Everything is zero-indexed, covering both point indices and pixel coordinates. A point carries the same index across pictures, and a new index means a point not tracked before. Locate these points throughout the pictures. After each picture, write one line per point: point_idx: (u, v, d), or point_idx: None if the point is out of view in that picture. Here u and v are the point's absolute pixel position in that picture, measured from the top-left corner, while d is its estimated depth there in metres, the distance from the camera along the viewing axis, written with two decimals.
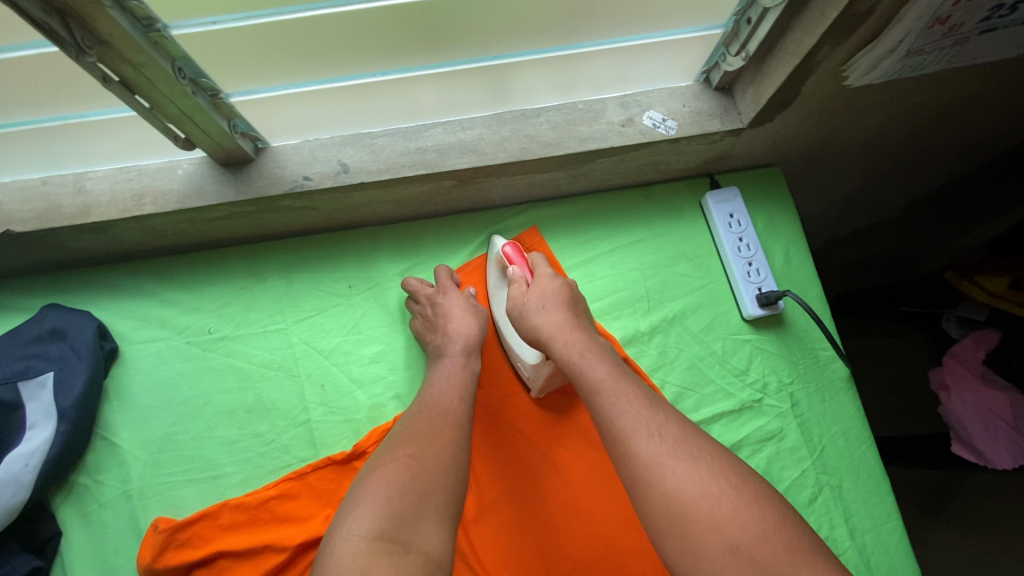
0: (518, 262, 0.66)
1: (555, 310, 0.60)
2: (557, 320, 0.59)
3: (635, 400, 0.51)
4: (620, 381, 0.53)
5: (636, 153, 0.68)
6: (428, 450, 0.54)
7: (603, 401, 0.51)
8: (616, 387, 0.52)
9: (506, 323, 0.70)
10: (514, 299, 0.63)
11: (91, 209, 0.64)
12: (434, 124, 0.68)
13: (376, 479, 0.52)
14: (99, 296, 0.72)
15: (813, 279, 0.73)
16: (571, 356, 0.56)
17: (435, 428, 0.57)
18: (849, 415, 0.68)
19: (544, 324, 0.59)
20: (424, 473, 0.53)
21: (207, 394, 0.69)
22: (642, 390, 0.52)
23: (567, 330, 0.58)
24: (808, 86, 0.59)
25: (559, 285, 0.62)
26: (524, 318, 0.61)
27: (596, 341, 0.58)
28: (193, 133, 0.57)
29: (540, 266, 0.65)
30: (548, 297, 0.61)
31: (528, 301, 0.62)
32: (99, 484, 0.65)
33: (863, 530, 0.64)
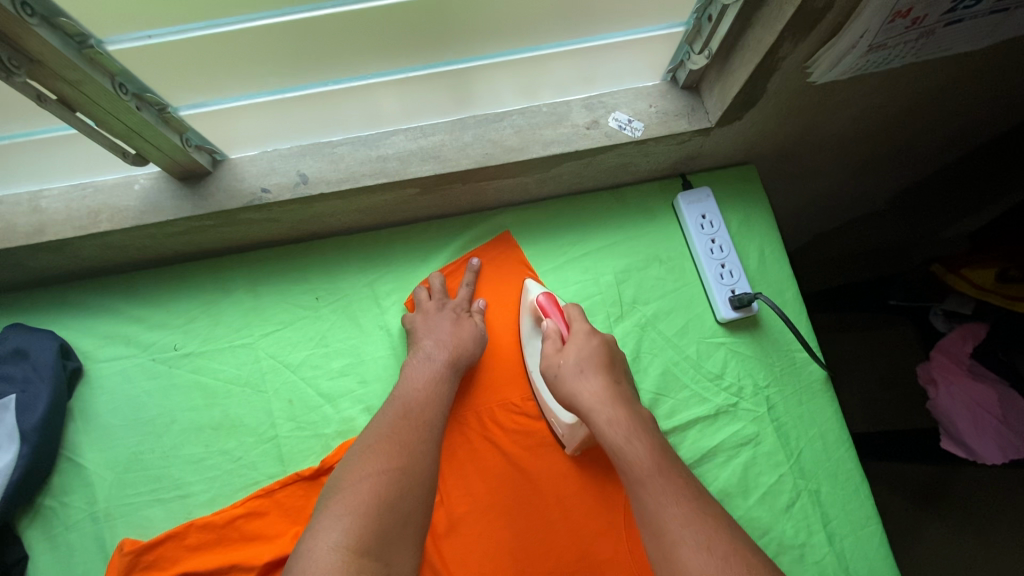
0: (553, 315, 0.64)
1: (594, 376, 0.57)
2: (596, 390, 0.56)
3: (674, 503, 0.48)
4: (665, 471, 0.50)
5: (603, 156, 0.66)
6: (414, 466, 0.53)
7: (648, 494, 0.49)
8: (661, 479, 0.49)
9: (540, 379, 0.66)
10: (548, 358, 0.61)
11: (46, 227, 0.63)
12: (396, 131, 0.66)
13: (362, 489, 0.50)
14: (62, 314, 0.71)
15: (788, 279, 0.71)
16: (616, 437, 0.53)
17: (420, 440, 0.56)
18: (827, 419, 0.66)
19: (581, 391, 0.56)
20: (408, 491, 0.52)
21: (174, 412, 0.68)
22: (686, 482, 0.50)
23: (607, 403, 0.55)
24: (773, 83, 0.57)
25: (597, 347, 0.60)
26: (561, 382, 0.58)
27: (637, 416, 0.55)
28: (143, 150, 0.56)
29: (578, 322, 0.63)
30: (585, 360, 0.59)
31: (564, 364, 0.59)
32: (65, 506, 0.64)
33: (842, 535, 0.63)
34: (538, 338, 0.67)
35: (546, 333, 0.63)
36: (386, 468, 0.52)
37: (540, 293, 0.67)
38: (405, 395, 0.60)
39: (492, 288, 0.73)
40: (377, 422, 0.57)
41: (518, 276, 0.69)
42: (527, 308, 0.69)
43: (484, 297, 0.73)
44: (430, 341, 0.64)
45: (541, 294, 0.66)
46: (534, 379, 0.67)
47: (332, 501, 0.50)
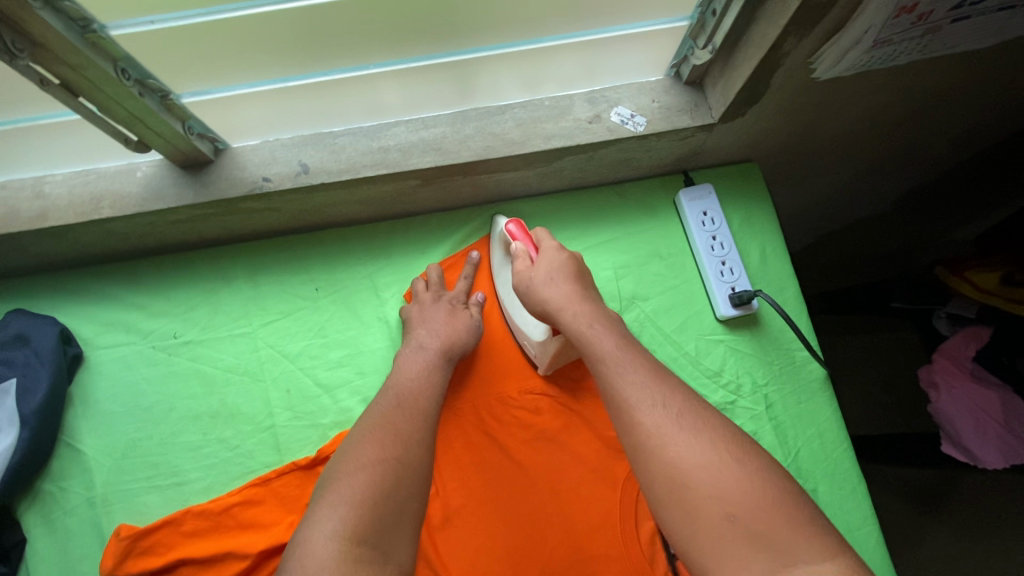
0: (521, 239, 0.64)
1: (562, 282, 0.58)
2: (566, 293, 0.57)
3: (644, 374, 0.49)
4: (630, 351, 0.51)
5: (605, 150, 0.66)
6: (409, 457, 0.53)
7: (614, 369, 0.50)
8: (626, 360, 0.50)
9: (510, 297, 0.69)
10: (519, 273, 0.61)
11: (49, 213, 0.63)
12: (397, 122, 0.66)
13: (358, 477, 0.50)
14: (63, 301, 0.71)
15: (789, 278, 0.71)
16: (577, 326, 0.54)
17: (414, 431, 0.55)
18: (825, 418, 0.66)
19: (550, 298, 0.57)
20: (403, 480, 0.51)
21: (172, 399, 0.68)
22: (652, 361, 0.51)
23: (577, 302, 0.56)
24: (776, 80, 0.57)
25: (567, 259, 0.60)
26: (533, 293, 0.59)
27: (604, 312, 0.56)
28: (146, 137, 0.56)
29: (546, 241, 0.62)
30: (554, 270, 0.59)
31: (535, 275, 0.59)
32: (64, 491, 0.65)
33: (840, 535, 0.62)
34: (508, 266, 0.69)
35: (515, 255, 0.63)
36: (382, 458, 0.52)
37: (510, 220, 0.66)
38: (399, 384, 0.60)
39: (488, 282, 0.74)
40: (373, 413, 0.57)
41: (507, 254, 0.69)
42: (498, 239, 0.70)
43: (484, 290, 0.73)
44: (425, 330, 0.65)
45: (511, 221, 0.66)
46: (505, 297, 0.70)
47: (328, 490, 0.50)
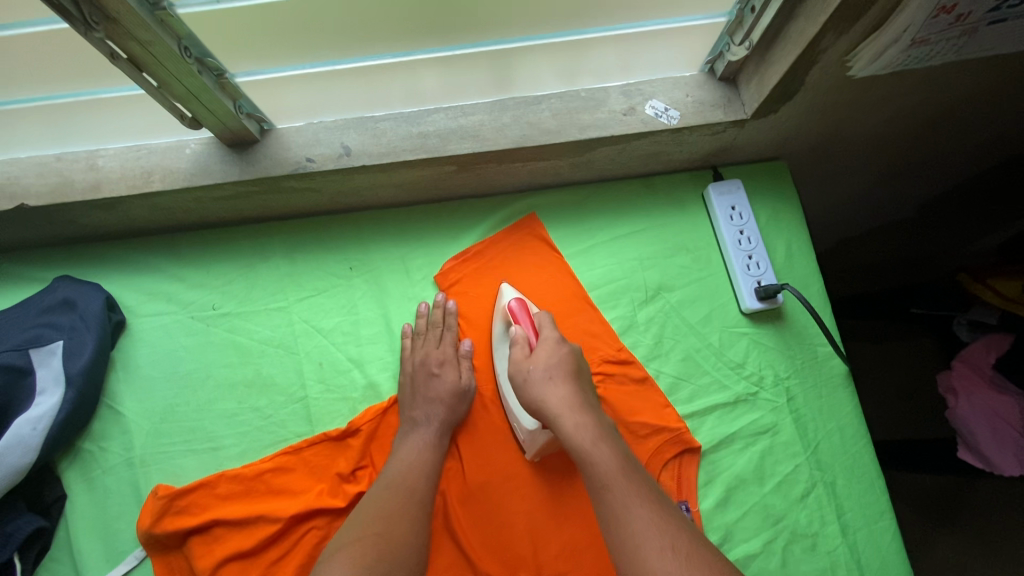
0: (522, 322, 0.65)
1: (561, 383, 0.59)
2: (564, 396, 0.58)
3: (647, 506, 0.49)
4: (631, 480, 0.51)
5: (638, 142, 0.68)
6: (394, 530, 0.55)
7: (619, 497, 0.50)
8: (629, 484, 0.51)
9: (506, 384, 0.66)
10: (518, 362, 0.62)
11: (102, 185, 0.65)
12: (437, 109, 0.68)
13: (343, 558, 0.51)
14: (109, 270, 0.74)
15: (814, 274, 0.72)
16: (584, 440, 0.54)
17: (403, 510, 0.57)
18: (845, 413, 0.67)
19: (549, 397, 0.58)
20: (387, 554, 0.53)
21: (209, 368, 0.71)
22: (651, 486, 0.52)
23: (573, 410, 0.57)
24: (812, 76, 0.58)
25: (566, 355, 0.62)
26: (528, 387, 0.60)
27: (606, 431, 0.57)
28: (199, 113, 0.59)
29: (546, 329, 0.64)
30: (553, 367, 0.60)
31: (534, 369, 0.60)
32: (104, 450, 0.68)
33: (856, 527, 0.64)
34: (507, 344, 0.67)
35: (513, 339, 0.64)
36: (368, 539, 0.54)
37: (514, 298, 0.67)
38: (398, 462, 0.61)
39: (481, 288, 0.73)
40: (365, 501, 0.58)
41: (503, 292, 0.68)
42: (500, 312, 0.69)
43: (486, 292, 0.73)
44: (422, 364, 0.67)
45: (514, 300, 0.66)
46: (500, 383, 0.67)
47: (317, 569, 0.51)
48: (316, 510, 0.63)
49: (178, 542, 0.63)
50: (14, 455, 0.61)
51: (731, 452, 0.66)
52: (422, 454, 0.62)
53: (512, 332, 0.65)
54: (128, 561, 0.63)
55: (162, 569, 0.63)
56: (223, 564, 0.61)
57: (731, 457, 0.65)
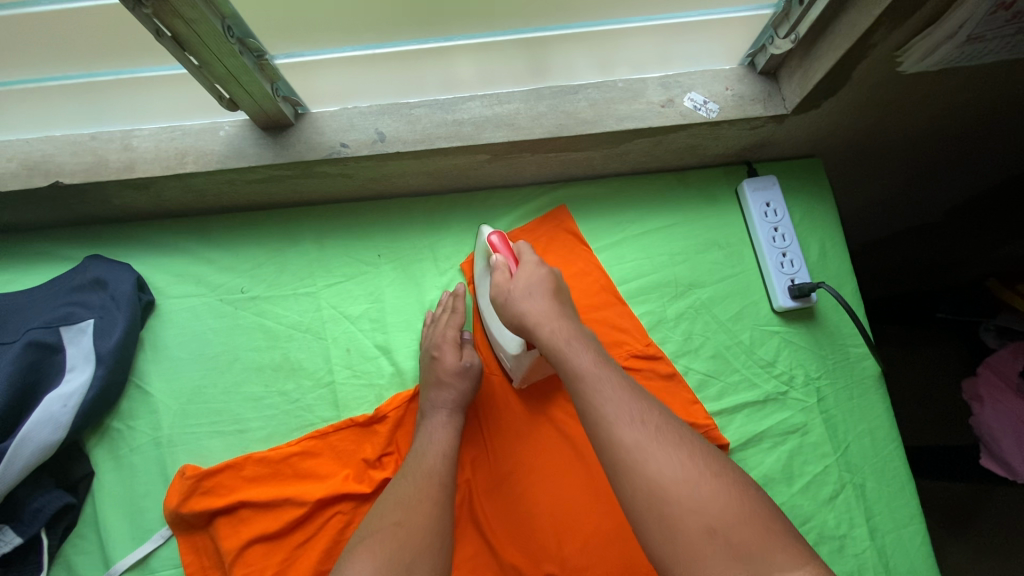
0: (503, 251, 0.61)
1: (539, 296, 0.55)
2: (543, 308, 0.54)
3: (627, 393, 0.47)
4: (609, 370, 0.49)
5: (674, 135, 0.67)
6: (415, 516, 0.53)
7: (590, 387, 0.47)
8: (606, 376, 0.48)
9: (490, 311, 0.68)
10: (499, 286, 0.58)
11: (136, 164, 0.65)
12: (472, 97, 0.67)
13: (365, 551, 0.50)
14: (139, 251, 0.74)
15: (848, 274, 0.71)
16: (558, 342, 0.52)
17: (423, 494, 0.55)
18: (876, 416, 0.66)
19: (527, 311, 0.55)
20: (410, 543, 0.51)
21: (237, 350, 0.71)
22: (630, 378, 0.49)
23: (554, 318, 0.54)
24: (858, 71, 0.57)
25: (545, 274, 0.58)
26: (508, 305, 0.57)
27: (582, 328, 0.54)
28: (237, 94, 0.58)
29: (527, 254, 0.60)
30: (533, 285, 0.57)
31: (514, 287, 0.57)
32: (131, 430, 0.68)
33: (884, 531, 0.63)
34: (488, 277, 0.67)
35: (494, 266, 0.60)
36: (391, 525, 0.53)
37: (492, 230, 0.63)
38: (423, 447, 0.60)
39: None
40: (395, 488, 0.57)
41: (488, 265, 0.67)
42: (480, 250, 0.67)
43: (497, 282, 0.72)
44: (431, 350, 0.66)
45: (492, 231, 0.63)
46: (484, 311, 0.68)
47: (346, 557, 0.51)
48: (341, 495, 0.63)
49: (204, 523, 0.64)
50: (45, 431, 0.62)
51: (759, 451, 0.65)
52: (439, 437, 0.61)
53: (491, 262, 0.62)
54: (154, 540, 0.64)
55: (187, 548, 0.63)
56: (248, 546, 0.62)
57: (759, 456, 0.65)
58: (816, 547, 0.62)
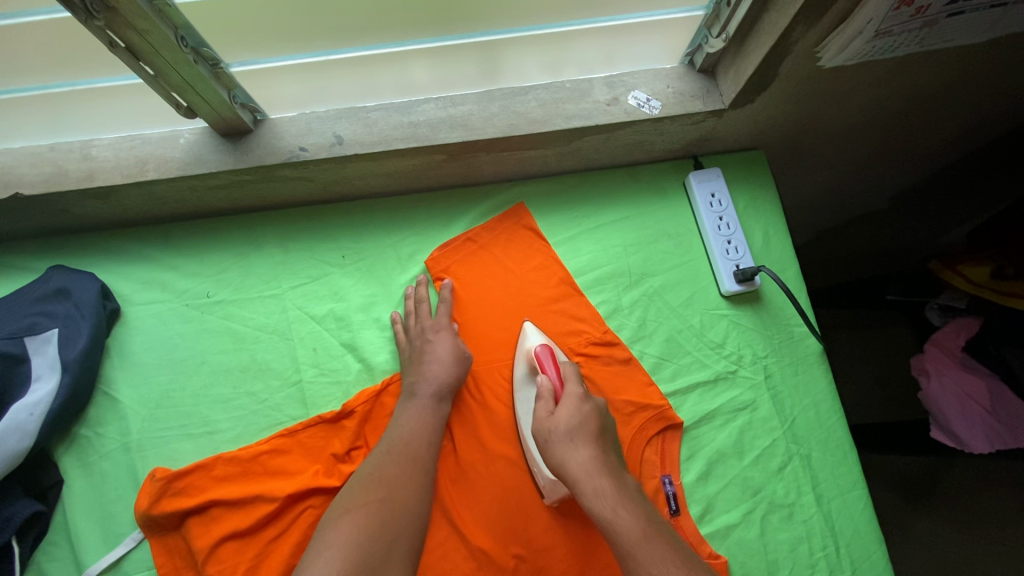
0: (549, 370, 0.64)
1: (582, 446, 0.58)
2: (584, 460, 0.57)
3: (674, 567, 0.51)
4: (654, 543, 0.53)
5: (621, 131, 0.70)
6: (396, 496, 0.59)
7: (646, 563, 0.51)
8: (652, 546, 0.52)
9: (532, 437, 0.66)
10: (540, 423, 0.61)
11: (96, 174, 0.66)
12: (427, 100, 0.69)
13: (347, 524, 0.56)
14: (103, 260, 0.75)
15: (790, 259, 0.75)
16: (604, 508, 0.55)
17: (407, 477, 0.61)
18: (820, 390, 0.70)
19: (571, 462, 0.57)
20: (389, 519, 0.57)
21: (204, 354, 0.72)
22: (672, 543, 0.53)
23: (595, 473, 0.57)
24: (784, 67, 0.61)
25: (589, 413, 0.61)
26: (551, 448, 0.59)
27: (624, 485, 0.57)
28: (194, 102, 0.60)
29: (572, 384, 0.63)
30: (575, 430, 0.59)
31: (556, 429, 0.60)
32: (100, 436, 0.69)
33: (830, 497, 0.67)
34: (531, 389, 0.67)
35: (540, 390, 0.64)
36: (368, 501, 0.58)
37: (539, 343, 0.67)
38: (397, 431, 0.64)
39: (469, 273, 0.75)
40: (372, 463, 0.62)
41: (530, 375, 0.68)
42: (522, 355, 0.69)
43: (467, 276, 0.75)
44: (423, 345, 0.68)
45: (540, 345, 0.67)
46: (523, 439, 0.67)
47: (323, 532, 0.56)
48: (310, 490, 0.65)
49: (175, 524, 0.65)
50: (11, 439, 0.62)
51: (711, 427, 0.68)
52: (419, 420, 0.65)
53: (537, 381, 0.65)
54: (126, 544, 0.65)
55: (159, 550, 0.64)
56: (221, 544, 0.63)
57: (711, 432, 0.68)
58: (767, 516, 0.65)
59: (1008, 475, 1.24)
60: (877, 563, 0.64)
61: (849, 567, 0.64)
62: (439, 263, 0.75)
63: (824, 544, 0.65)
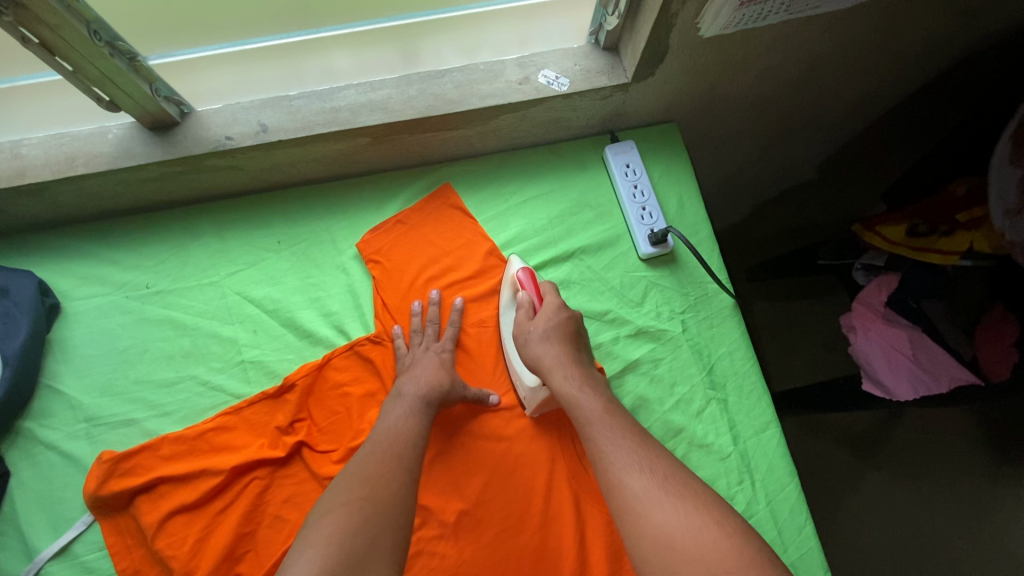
0: (528, 288, 0.72)
1: (555, 342, 0.66)
2: (556, 353, 0.66)
3: (626, 442, 0.57)
4: (612, 416, 0.60)
5: (535, 109, 0.74)
6: (384, 492, 0.55)
7: (599, 431, 0.59)
8: (609, 420, 0.60)
9: (511, 343, 0.73)
10: (520, 325, 0.70)
11: (26, 171, 0.68)
12: (347, 86, 0.72)
13: (331, 519, 0.52)
14: (41, 259, 0.77)
15: (703, 221, 0.81)
16: (569, 386, 0.63)
17: (393, 473, 0.57)
18: (734, 339, 0.76)
19: (543, 356, 0.66)
20: (376, 517, 0.53)
21: (146, 342, 0.74)
22: (632, 427, 0.60)
23: (565, 364, 0.65)
24: (673, 39, 0.66)
25: (564, 319, 0.68)
26: (528, 346, 0.68)
27: (591, 376, 0.65)
28: (116, 96, 0.63)
29: (550, 296, 0.71)
30: (550, 330, 0.67)
31: (533, 330, 0.68)
32: (45, 427, 0.70)
33: (746, 437, 0.72)
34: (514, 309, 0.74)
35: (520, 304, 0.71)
36: (353, 497, 0.54)
37: (521, 268, 0.74)
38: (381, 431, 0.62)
39: (403, 251, 0.78)
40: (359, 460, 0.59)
41: (513, 296, 0.75)
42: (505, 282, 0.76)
43: (420, 263, 0.78)
44: (410, 372, 0.68)
45: (521, 268, 0.73)
46: (506, 345, 0.73)
47: (303, 535, 0.52)
48: (257, 461, 0.68)
49: (125, 504, 0.67)
50: None
51: (635, 376, 0.74)
52: (408, 422, 0.63)
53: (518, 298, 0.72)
54: (76, 527, 0.67)
55: (109, 531, 0.66)
56: (170, 518, 0.66)
57: (635, 381, 0.74)
58: (687, 454, 0.71)
59: (942, 423, 1.31)
60: (791, 495, 0.70)
61: (764, 498, 0.70)
62: (374, 244, 0.78)
63: (740, 478, 0.71)
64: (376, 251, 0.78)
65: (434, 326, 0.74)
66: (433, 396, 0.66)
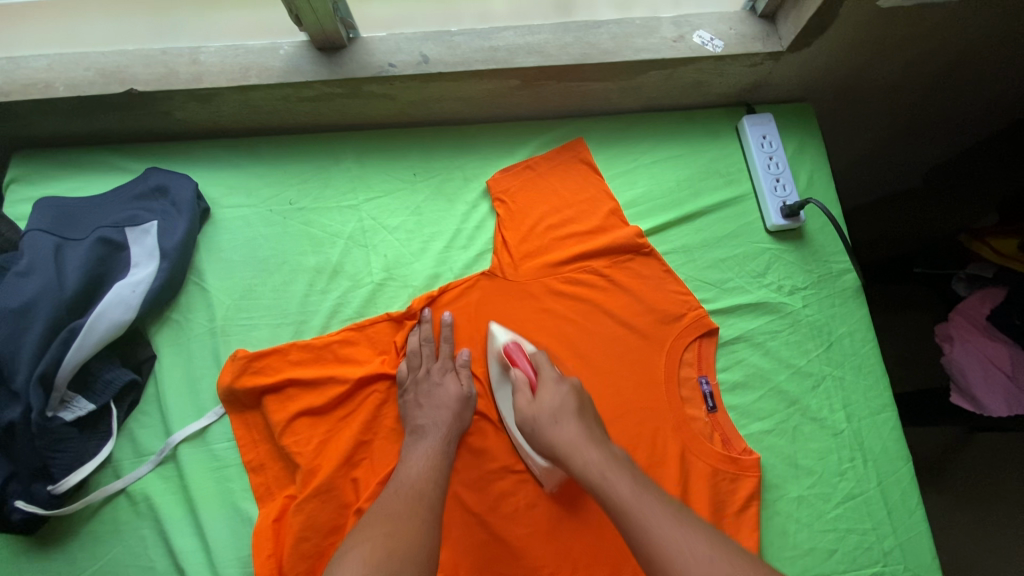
0: (521, 363, 0.67)
1: (567, 423, 0.61)
2: (573, 434, 0.60)
3: (668, 516, 0.51)
4: (647, 497, 0.53)
5: (685, 69, 0.75)
6: (406, 529, 0.55)
7: (636, 517, 0.52)
8: (647, 498, 0.53)
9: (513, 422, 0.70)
10: (524, 411, 0.64)
11: (203, 77, 0.72)
12: (505, 28, 0.75)
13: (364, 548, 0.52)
14: (194, 166, 0.81)
15: (832, 200, 0.81)
16: (594, 475, 0.56)
17: (415, 512, 0.57)
18: (855, 319, 0.76)
19: (558, 441, 0.60)
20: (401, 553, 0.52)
21: (285, 255, 0.78)
22: (665, 502, 0.54)
23: (585, 446, 0.59)
24: (844, 8, 0.67)
25: (567, 395, 0.64)
26: (539, 433, 0.62)
27: (613, 455, 0.59)
28: (302, 10, 0.65)
29: (545, 368, 0.67)
30: (557, 411, 0.62)
31: (540, 415, 0.62)
32: (188, 321, 0.75)
33: (859, 416, 0.73)
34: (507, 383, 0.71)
35: (516, 382, 0.67)
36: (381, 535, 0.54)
37: (507, 339, 0.70)
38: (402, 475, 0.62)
39: (529, 197, 0.80)
40: (386, 500, 0.58)
41: (503, 371, 0.71)
42: (494, 354, 0.72)
43: (541, 211, 0.79)
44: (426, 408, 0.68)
45: (508, 340, 0.70)
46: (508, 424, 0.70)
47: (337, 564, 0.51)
48: (378, 373, 0.72)
49: (254, 402, 0.72)
50: (116, 311, 0.68)
51: (751, 346, 0.75)
52: (426, 463, 0.63)
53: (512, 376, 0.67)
54: (210, 416, 0.71)
55: (240, 424, 0.71)
56: (297, 418, 0.70)
57: (751, 349, 0.75)
58: (799, 427, 0.72)
59: None
60: (903, 477, 0.71)
61: (875, 479, 0.70)
62: (503, 186, 0.80)
63: (851, 455, 0.71)
64: (507, 193, 0.80)
65: (431, 346, 0.73)
66: (450, 435, 0.67)
